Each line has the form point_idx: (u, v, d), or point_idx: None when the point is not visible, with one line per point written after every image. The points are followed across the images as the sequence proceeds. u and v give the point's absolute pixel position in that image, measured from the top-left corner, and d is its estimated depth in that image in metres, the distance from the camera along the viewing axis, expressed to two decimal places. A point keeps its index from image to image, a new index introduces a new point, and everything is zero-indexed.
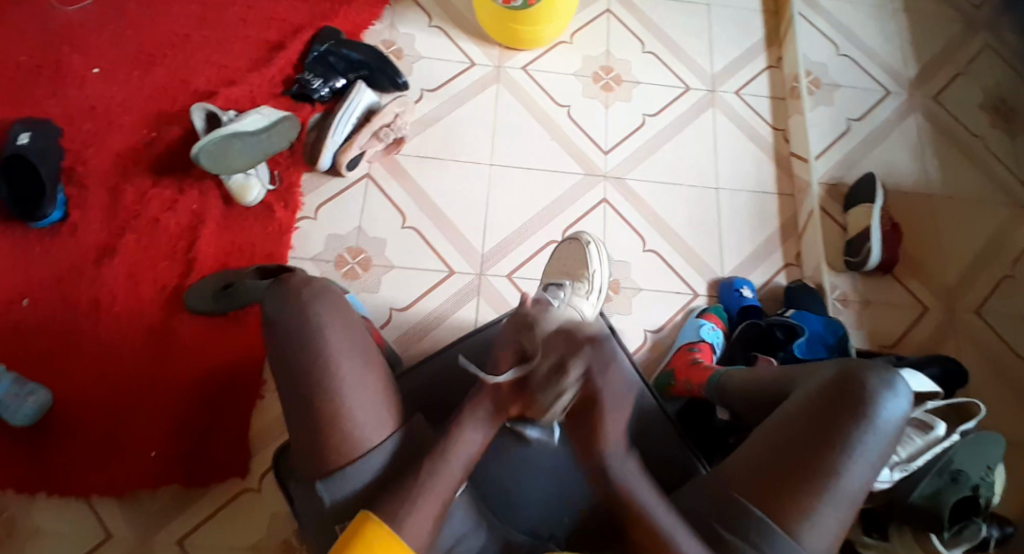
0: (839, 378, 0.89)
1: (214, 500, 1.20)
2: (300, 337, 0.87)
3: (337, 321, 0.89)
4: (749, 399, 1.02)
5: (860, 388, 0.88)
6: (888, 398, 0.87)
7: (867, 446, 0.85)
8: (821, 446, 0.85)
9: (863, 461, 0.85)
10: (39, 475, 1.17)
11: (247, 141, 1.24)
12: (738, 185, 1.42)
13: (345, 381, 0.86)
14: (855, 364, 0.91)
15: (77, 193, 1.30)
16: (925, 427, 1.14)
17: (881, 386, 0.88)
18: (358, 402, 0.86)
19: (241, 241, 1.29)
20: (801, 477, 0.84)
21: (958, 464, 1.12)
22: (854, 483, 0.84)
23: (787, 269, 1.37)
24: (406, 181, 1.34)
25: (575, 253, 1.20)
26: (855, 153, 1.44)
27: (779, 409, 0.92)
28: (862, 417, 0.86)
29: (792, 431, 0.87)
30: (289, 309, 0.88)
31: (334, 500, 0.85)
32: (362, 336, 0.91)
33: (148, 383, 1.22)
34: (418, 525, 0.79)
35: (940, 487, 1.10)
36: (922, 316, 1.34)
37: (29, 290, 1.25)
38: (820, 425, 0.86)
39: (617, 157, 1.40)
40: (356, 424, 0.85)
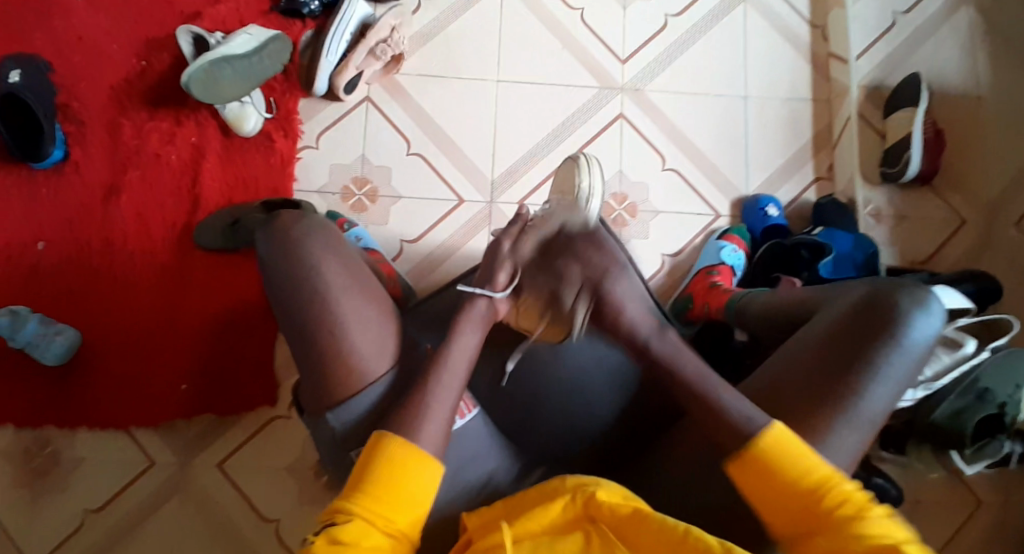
0: (866, 299, 0.83)
1: (250, 425, 1.24)
2: (296, 281, 0.86)
3: (333, 260, 0.87)
4: (766, 321, 0.97)
5: (888, 308, 0.80)
6: (919, 317, 0.80)
7: (893, 368, 0.78)
8: (845, 366, 0.79)
9: (888, 383, 0.78)
10: (76, 413, 1.22)
11: (239, 66, 1.17)
12: (768, 91, 1.30)
13: (348, 318, 0.85)
14: (883, 286, 0.84)
15: (74, 130, 1.26)
16: (954, 344, 1.12)
17: (911, 305, 0.80)
18: (362, 337, 0.85)
19: (245, 175, 1.25)
20: (823, 401, 0.78)
21: (986, 383, 1.10)
22: (877, 406, 0.78)
23: (818, 183, 1.29)
24: (409, 103, 1.28)
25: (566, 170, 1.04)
26: (899, 51, 1.31)
27: (801, 333, 0.85)
28: (890, 337, 0.79)
29: (814, 348, 0.82)
30: (281, 253, 0.87)
31: (342, 427, 0.86)
32: (362, 273, 0.90)
33: (169, 320, 1.24)
34: (434, 426, 0.77)
35: (963, 406, 1.10)
36: (960, 229, 1.26)
37: (42, 232, 1.23)
38: (844, 346, 0.80)
39: (635, 67, 1.30)
40: (359, 360, 0.85)
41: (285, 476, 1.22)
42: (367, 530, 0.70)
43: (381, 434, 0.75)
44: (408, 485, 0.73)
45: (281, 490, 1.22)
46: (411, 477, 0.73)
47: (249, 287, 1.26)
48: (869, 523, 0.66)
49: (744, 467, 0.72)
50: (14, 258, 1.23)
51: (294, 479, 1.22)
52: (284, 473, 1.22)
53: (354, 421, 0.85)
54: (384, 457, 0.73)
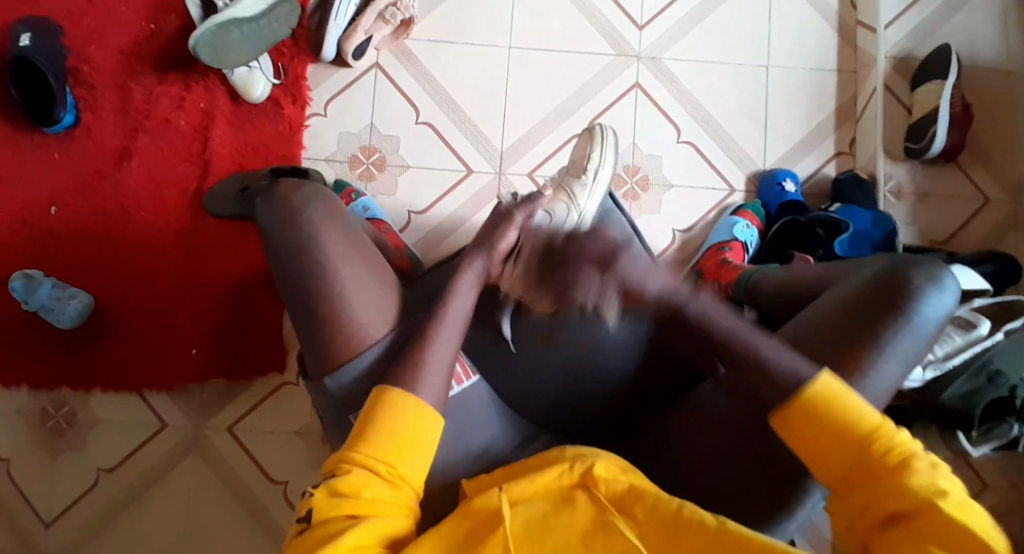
0: (880, 273, 0.81)
1: (258, 391, 1.27)
2: (295, 248, 0.85)
3: (331, 228, 0.87)
4: (780, 296, 0.95)
5: (901, 283, 0.79)
6: (932, 294, 0.78)
7: (900, 344, 0.77)
8: (851, 340, 0.78)
9: (894, 360, 0.77)
10: (93, 375, 1.25)
11: (246, 31, 1.13)
12: (792, 60, 1.25)
13: (346, 284, 0.84)
14: (900, 260, 0.82)
15: (85, 93, 1.25)
16: (968, 325, 1.11)
17: (924, 280, 0.78)
18: (363, 304, 0.85)
19: (253, 141, 1.24)
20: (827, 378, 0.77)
21: (998, 365, 1.09)
22: (881, 384, 0.77)
23: (839, 158, 1.25)
24: (418, 69, 1.25)
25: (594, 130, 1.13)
26: (932, 19, 1.25)
27: (811, 305, 0.85)
28: (901, 312, 0.77)
29: (822, 326, 0.80)
30: (282, 218, 0.86)
31: (340, 390, 0.84)
32: (362, 240, 0.90)
33: (179, 287, 1.25)
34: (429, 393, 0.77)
35: (975, 387, 1.09)
36: (984, 208, 1.22)
37: (56, 198, 1.24)
38: (852, 319, 0.79)
39: (653, 34, 1.25)
40: (359, 326, 0.84)
41: (294, 440, 1.26)
42: (369, 479, 0.70)
43: (387, 387, 0.75)
44: (411, 441, 0.73)
45: (290, 452, 1.25)
46: (410, 436, 0.73)
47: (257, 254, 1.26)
48: (918, 473, 0.63)
49: (789, 420, 0.69)
50: (29, 222, 1.24)
51: (302, 443, 1.26)
52: (293, 436, 1.26)
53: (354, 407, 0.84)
54: (388, 413, 0.73)
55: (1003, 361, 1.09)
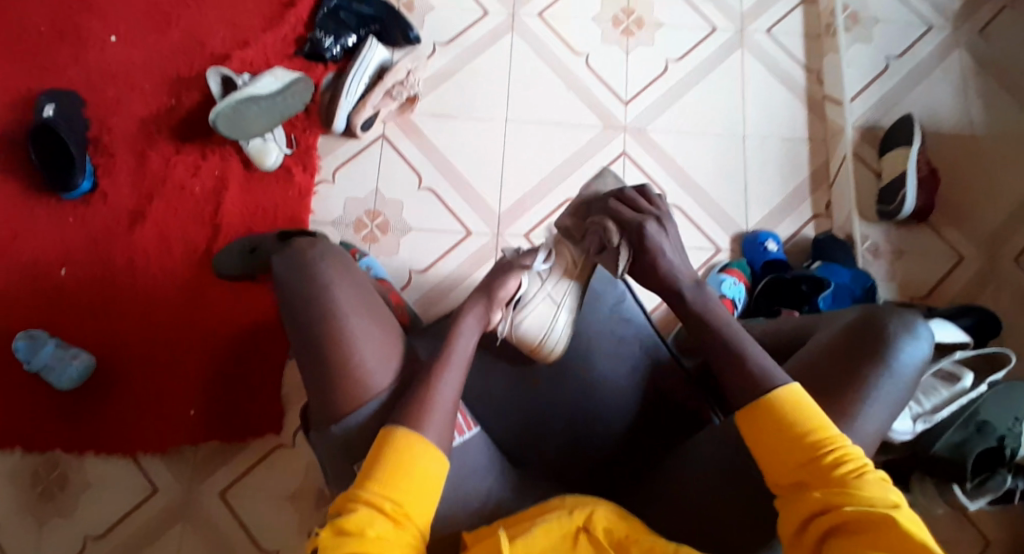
0: (862, 322, 0.87)
1: (253, 454, 1.26)
2: (307, 299, 0.89)
3: (344, 281, 0.91)
4: (767, 350, 1.00)
5: (882, 332, 0.85)
6: (909, 341, 0.84)
7: (885, 390, 0.82)
8: (841, 385, 0.83)
9: (881, 404, 0.82)
10: (88, 435, 1.24)
11: (264, 105, 1.25)
12: (767, 132, 1.35)
13: (356, 333, 0.87)
14: (877, 310, 0.88)
15: (104, 162, 1.33)
16: (952, 378, 1.11)
17: (902, 329, 0.85)
18: (368, 352, 0.87)
19: (263, 206, 1.30)
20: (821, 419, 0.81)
21: (984, 415, 1.12)
22: (870, 427, 0.81)
23: (817, 220, 1.32)
24: (421, 140, 1.33)
25: None
26: (894, 94, 1.36)
27: (800, 352, 0.90)
28: (884, 359, 0.83)
29: (809, 373, 0.86)
30: (297, 271, 0.91)
31: (344, 432, 0.85)
32: (370, 294, 0.94)
33: (183, 346, 1.27)
34: (437, 430, 0.78)
35: (965, 437, 1.12)
36: (957, 266, 1.29)
37: (68, 259, 1.29)
38: (840, 365, 0.84)
39: (638, 107, 1.36)
40: (365, 373, 0.87)
41: (286, 504, 1.23)
42: (372, 518, 0.70)
43: (393, 428, 0.76)
44: (416, 474, 0.74)
45: (282, 518, 1.22)
46: (420, 467, 0.74)
47: (260, 316, 1.30)
48: (866, 482, 0.68)
49: (748, 413, 0.75)
50: (39, 280, 1.28)
51: (294, 507, 1.23)
52: (286, 501, 1.23)
53: (358, 432, 0.86)
54: (394, 449, 0.75)
55: (990, 412, 1.12)
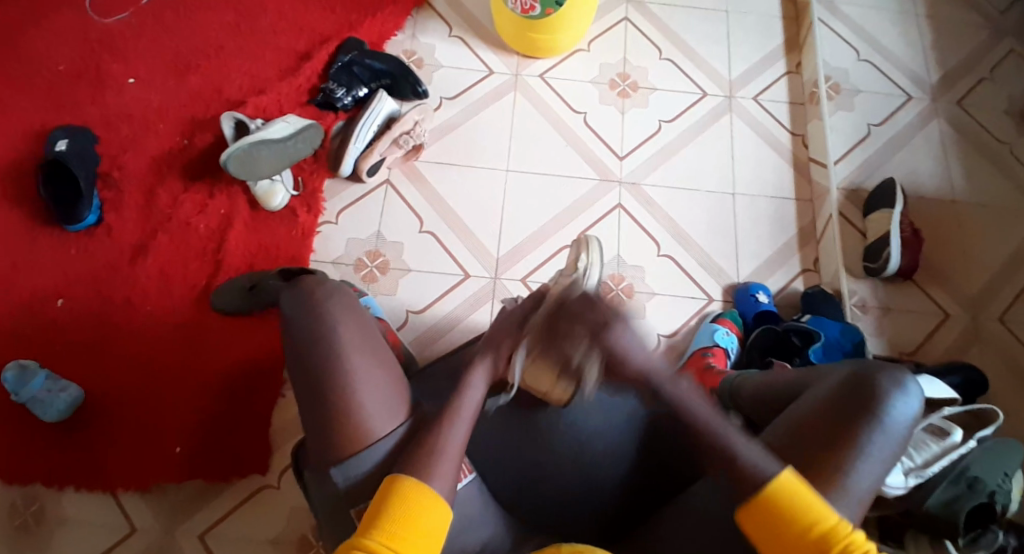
0: (851, 379, 0.87)
1: (237, 494, 1.21)
2: (312, 336, 0.88)
3: (351, 321, 0.90)
4: (765, 402, 0.98)
5: (871, 390, 0.84)
6: (898, 398, 0.84)
7: (876, 448, 0.82)
8: (832, 444, 0.82)
9: (873, 461, 0.82)
10: (67, 469, 1.19)
11: (274, 149, 1.27)
12: (756, 191, 1.41)
13: (357, 375, 0.86)
14: (865, 366, 0.88)
15: (112, 197, 1.35)
16: (942, 433, 1.05)
17: (891, 386, 0.85)
18: (370, 395, 0.86)
19: (266, 244, 1.33)
20: (811, 480, 0.82)
21: (975, 471, 1.04)
22: (863, 484, 0.81)
23: (805, 275, 1.36)
24: (425, 187, 1.38)
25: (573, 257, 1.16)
26: (876, 158, 1.43)
27: (790, 409, 0.89)
28: (875, 417, 0.83)
29: (801, 432, 0.85)
30: (304, 308, 0.90)
31: (348, 486, 0.84)
32: (375, 335, 0.92)
33: (175, 380, 1.25)
34: (445, 476, 0.80)
35: (956, 494, 1.03)
36: (943, 323, 1.31)
37: (66, 289, 1.29)
38: (829, 423, 0.84)
39: (633, 163, 1.42)
40: (365, 418, 0.85)
41: (268, 549, 1.18)
42: None
43: (399, 479, 0.78)
44: (423, 527, 0.76)
45: None
46: (426, 518, 0.76)
47: (254, 352, 1.27)
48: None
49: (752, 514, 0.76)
50: (34, 311, 1.27)
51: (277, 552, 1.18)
52: (268, 544, 1.18)
53: (359, 450, 0.84)
54: (398, 499, 0.77)
55: (979, 468, 1.04)
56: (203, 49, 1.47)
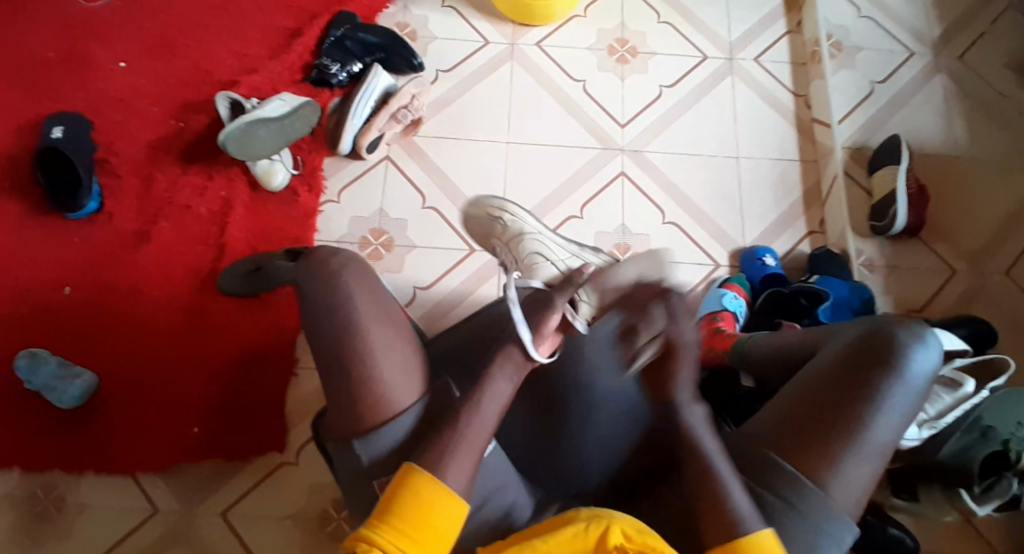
0: (869, 334, 0.87)
1: (256, 472, 1.21)
2: (328, 308, 0.88)
3: (367, 295, 0.89)
4: (780, 367, 0.98)
5: (890, 344, 0.85)
6: (918, 351, 0.84)
7: (896, 401, 0.82)
8: (851, 397, 0.82)
9: (892, 414, 0.82)
10: (84, 456, 1.20)
11: (273, 128, 1.25)
12: (760, 153, 1.40)
13: (375, 346, 0.85)
14: (884, 321, 0.88)
15: (111, 184, 1.34)
16: (954, 384, 1.04)
17: (910, 338, 0.85)
18: (391, 367, 0.85)
19: (269, 224, 1.32)
20: (832, 432, 0.82)
21: (988, 420, 1.04)
22: (884, 437, 0.82)
23: (811, 237, 1.36)
24: (426, 162, 1.37)
25: (484, 223, 1.17)
26: (879, 116, 1.42)
27: (806, 368, 0.89)
28: (894, 371, 0.83)
29: (821, 386, 0.85)
30: (320, 282, 0.90)
31: (371, 459, 0.83)
32: (391, 306, 0.91)
33: (187, 363, 1.25)
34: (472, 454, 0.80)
35: (969, 444, 1.03)
36: (950, 279, 1.31)
37: (70, 278, 1.28)
38: (848, 377, 0.84)
39: (635, 130, 1.41)
40: (386, 388, 0.84)
41: (288, 526, 1.19)
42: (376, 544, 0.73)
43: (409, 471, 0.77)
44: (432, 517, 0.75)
45: (284, 542, 1.18)
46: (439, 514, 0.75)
47: (267, 332, 1.28)
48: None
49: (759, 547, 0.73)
50: (40, 302, 1.26)
51: (296, 528, 1.19)
52: (287, 522, 1.19)
53: (380, 423, 0.83)
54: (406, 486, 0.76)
55: (992, 417, 1.05)
56: (193, 30, 1.44)
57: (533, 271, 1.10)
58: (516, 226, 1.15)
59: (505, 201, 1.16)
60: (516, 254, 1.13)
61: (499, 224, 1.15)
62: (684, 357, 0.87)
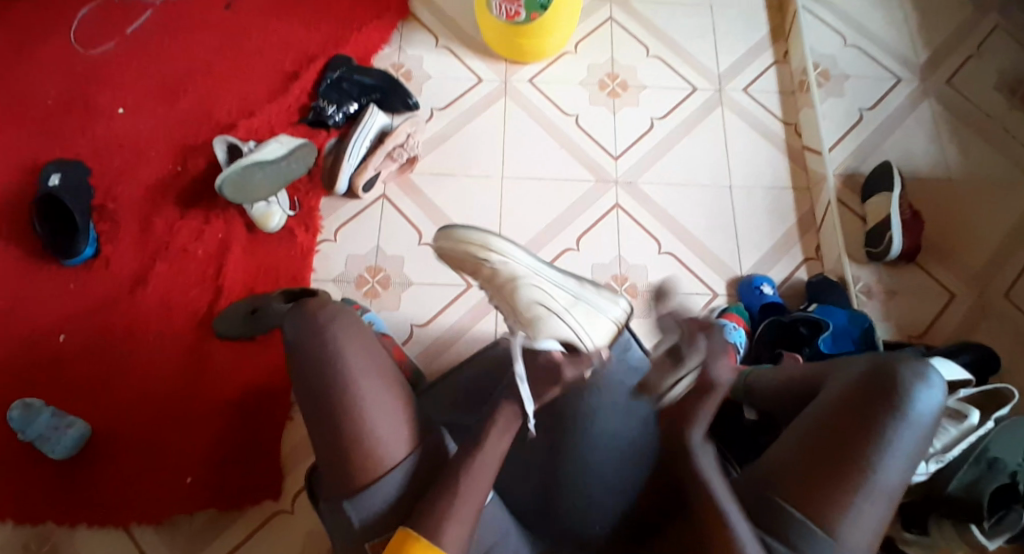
0: (870, 374, 0.85)
1: (253, 519, 1.20)
2: (318, 358, 0.87)
3: (357, 343, 0.88)
4: (780, 400, 0.98)
5: (894, 384, 0.83)
6: (921, 391, 0.83)
7: (901, 442, 0.81)
8: (856, 439, 0.81)
9: (899, 455, 0.81)
10: (78, 507, 1.18)
11: (269, 170, 1.26)
12: (753, 182, 1.41)
13: (366, 400, 0.85)
14: (886, 359, 0.87)
15: (108, 228, 1.34)
16: (959, 416, 1.01)
17: (914, 378, 0.83)
18: (383, 420, 0.84)
19: (266, 265, 1.32)
20: (838, 476, 0.81)
21: (995, 451, 1.03)
22: (890, 480, 0.81)
23: (808, 264, 1.36)
24: (421, 199, 1.38)
25: (453, 254, 1.02)
26: (870, 142, 1.43)
27: (809, 406, 0.88)
28: (899, 409, 0.82)
29: (825, 429, 0.84)
30: (309, 330, 0.88)
31: (362, 519, 0.83)
32: (381, 355, 0.91)
33: (181, 409, 1.23)
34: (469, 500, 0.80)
35: (977, 476, 1.01)
36: (950, 303, 1.31)
37: (67, 324, 1.28)
38: (852, 420, 0.83)
39: (628, 162, 1.42)
40: (378, 443, 0.84)
41: None
42: None
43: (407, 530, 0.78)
44: None
45: None
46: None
47: (264, 375, 1.27)
48: None
49: None
50: (36, 350, 1.26)
51: None
52: None
53: (371, 482, 0.83)
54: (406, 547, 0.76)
55: (999, 448, 1.03)
56: (191, 75, 1.46)
57: (534, 326, 0.94)
58: (500, 268, 1.00)
59: (479, 233, 1.01)
60: (513, 305, 0.99)
61: (477, 256, 1.00)
62: (717, 396, 0.84)
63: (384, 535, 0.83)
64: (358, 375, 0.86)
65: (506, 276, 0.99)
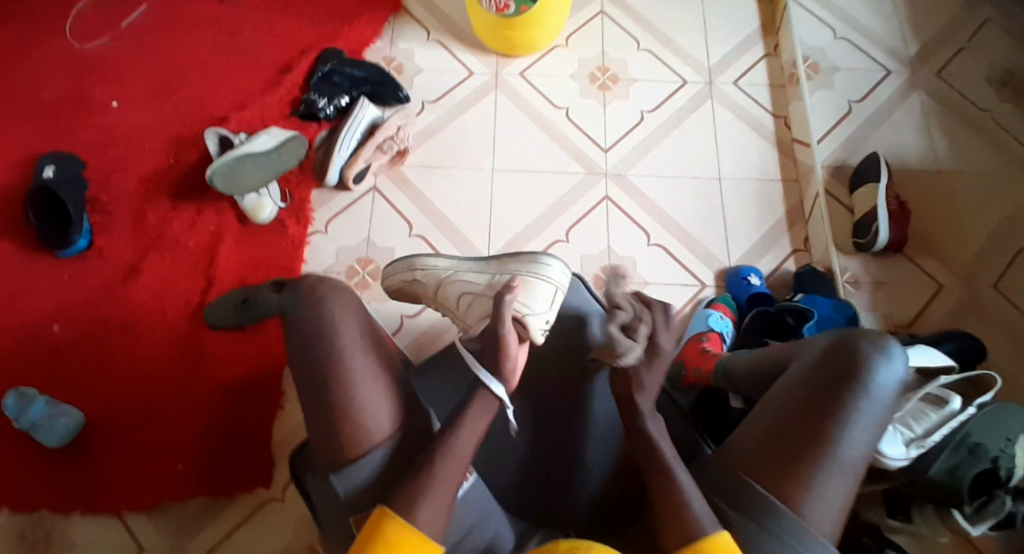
0: (831, 350, 0.87)
1: (241, 507, 1.21)
2: (313, 337, 0.87)
3: (350, 319, 0.89)
4: (759, 384, 0.99)
5: (855, 357, 0.85)
6: (882, 363, 0.85)
7: (864, 413, 0.83)
8: (818, 414, 0.83)
9: (861, 427, 0.82)
10: (69, 494, 1.19)
11: (259, 162, 1.27)
12: (741, 174, 1.42)
13: (358, 375, 0.86)
14: (847, 333, 0.89)
15: (101, 220, 1.35)
16: (940, 401, 1.02)
17: (873, 351, 0.85)
18: (374, 396, 0.85)
19: (259, 257, 1.33)
20: (801, 450, 0.82)
21: (977, 437, 1.01)
22: (855, 452, 0.82)
23: (796, 255, 1.36)
24: (413, 191, 1.39)
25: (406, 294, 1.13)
26: (859, 135, 1.44)
27: (774, 388, 0.89)
28: (857, 384, 0.83)
29: (788, 404, 0.85)
30: (307, 305, 0.89)
31: (350, 494, 0.84)
32: (373, 328, 0.92)
33: (174, 397, 1.25)
34: (449, 482, 0.81)
35: (958, 462, 1.01)
36: (936, 295, 1.31)
37: (60, 314, 1.29)
38: (814, 394, 0.84)
39: (618, 154, 1.43)
40: (370, 419, 0.85)
41: None
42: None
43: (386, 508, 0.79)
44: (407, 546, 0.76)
45: None
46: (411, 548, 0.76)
47: (256, 363, 1.28)
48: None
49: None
50: (30, 339, 1.27)
51: None
52: None
53: (359, 457, 0.84)
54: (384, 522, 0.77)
55: (980, 433, 1.02)
56: (185, 69, 1.47)
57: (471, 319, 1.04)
58: (432, 266, 1.10)
59: (415, 257, 1.12)
60: (447, 303, 1.08)
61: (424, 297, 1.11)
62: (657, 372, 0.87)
63: (368, 511, 0.84)
64: (354, 352, 0.87)
65: (433, 273, 1.09)
